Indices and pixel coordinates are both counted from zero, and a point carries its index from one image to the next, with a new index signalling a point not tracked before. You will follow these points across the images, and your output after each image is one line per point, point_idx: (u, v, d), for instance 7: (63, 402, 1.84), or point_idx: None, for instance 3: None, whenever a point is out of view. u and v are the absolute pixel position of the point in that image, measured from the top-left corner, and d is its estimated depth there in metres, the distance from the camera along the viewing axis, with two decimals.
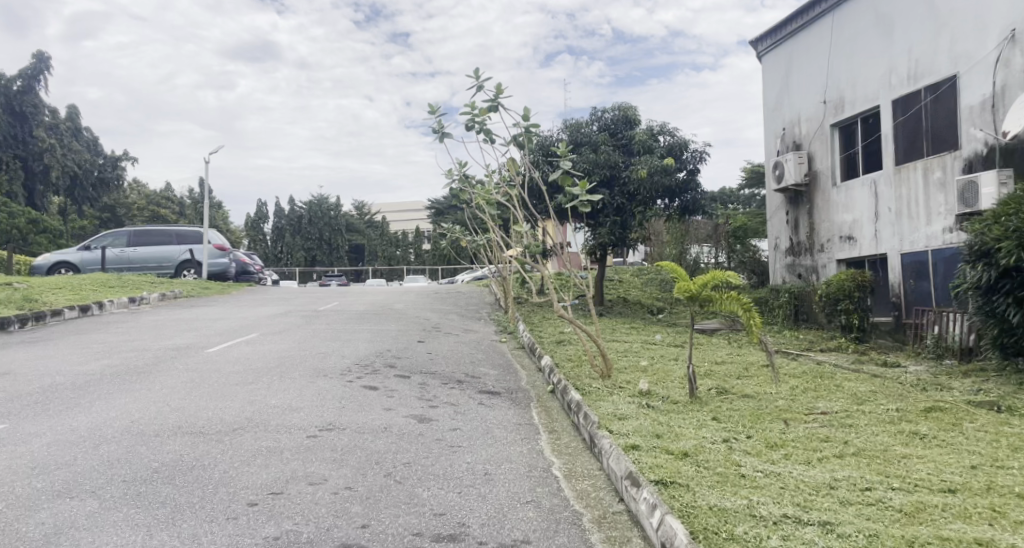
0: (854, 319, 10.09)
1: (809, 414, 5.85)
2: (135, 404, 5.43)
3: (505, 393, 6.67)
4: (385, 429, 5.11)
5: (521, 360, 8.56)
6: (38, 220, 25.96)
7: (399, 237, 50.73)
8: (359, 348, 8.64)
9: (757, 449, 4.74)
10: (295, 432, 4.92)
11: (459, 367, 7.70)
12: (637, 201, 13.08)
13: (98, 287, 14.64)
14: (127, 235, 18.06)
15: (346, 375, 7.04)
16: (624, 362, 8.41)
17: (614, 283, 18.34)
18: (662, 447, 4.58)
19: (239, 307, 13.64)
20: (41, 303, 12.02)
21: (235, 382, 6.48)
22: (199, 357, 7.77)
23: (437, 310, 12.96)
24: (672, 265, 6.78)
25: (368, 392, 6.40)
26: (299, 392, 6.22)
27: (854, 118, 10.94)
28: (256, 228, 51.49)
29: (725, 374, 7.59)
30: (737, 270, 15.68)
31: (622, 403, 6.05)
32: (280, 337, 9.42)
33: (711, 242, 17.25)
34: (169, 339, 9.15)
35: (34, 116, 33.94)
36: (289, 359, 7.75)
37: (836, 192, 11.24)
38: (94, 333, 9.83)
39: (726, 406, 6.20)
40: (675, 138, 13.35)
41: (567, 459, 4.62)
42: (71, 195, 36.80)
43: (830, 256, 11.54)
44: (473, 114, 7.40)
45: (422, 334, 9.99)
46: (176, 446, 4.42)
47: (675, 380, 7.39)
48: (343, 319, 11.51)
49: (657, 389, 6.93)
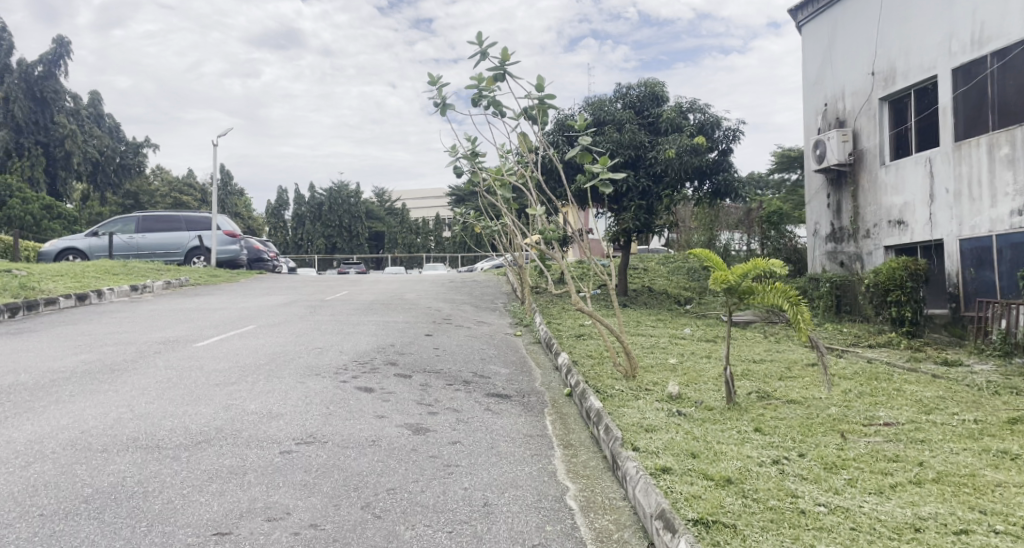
0: (906, 311, 9.15)
1: (870, 425, 5.01)
2: (92, 411, 4.78)
3: (517, 396, 5.92)
4: (373, 443, 4.40)
5: (536, 357, 7.81)
6: (53, 206, 25.86)
7: (419, 225, 50.19)
8: (360, 342, 7.95)
9: (814, 471, 3.93)
10: (267, 446, 4.22)
11: (467, 365, 6.98)
12: (664, 183, 12.21)
13: (103, 274, 14.19)
14: (136, 221, 17.61)
15: (340, 375, 6.34)
16: (650, 359, 7.63)
17: (638, 272, 17.46)
18: (699, 472, 3.78)
19: (245, 296, 13.08)
20: (38, 292, 11.54)
21: (215, 383, 5.81)
22: (185, 352, 7.15)
23: (449, 300, 12.25)
24: (706, 252, 5.95)
25: (362, 395, 5.69)
26: (284, 395, 5.53)
27: (906, 90, 9.95)
28: (276, 215, 51.28)
29: (764, 375, 6.76)
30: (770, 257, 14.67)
31: (649, 410, 5.28)
32: (278, 330, 8.77)
33: (741, 228, 16.23)
34: (159, 331, 8.57)
35: (56, 101, 33.83)
36: (281, 356, 7.09)
37: (885, 172, 10.26)
38: (86, 323, 9.31)
39: (771, 415, 5.37)
40: (707, 115, 12.39)
41: (584, 484, 3.86)
42: (94, 182, 36.80)
43: (877, 242, 10.58)
44: (480, 87, 6.65)
45: (431, 327, 9.29)
46: (121, 466, 3.74)
47: (709, 382, 6.60)
48: (349, 310, 10.87)
49: (690, 393, 6.15)
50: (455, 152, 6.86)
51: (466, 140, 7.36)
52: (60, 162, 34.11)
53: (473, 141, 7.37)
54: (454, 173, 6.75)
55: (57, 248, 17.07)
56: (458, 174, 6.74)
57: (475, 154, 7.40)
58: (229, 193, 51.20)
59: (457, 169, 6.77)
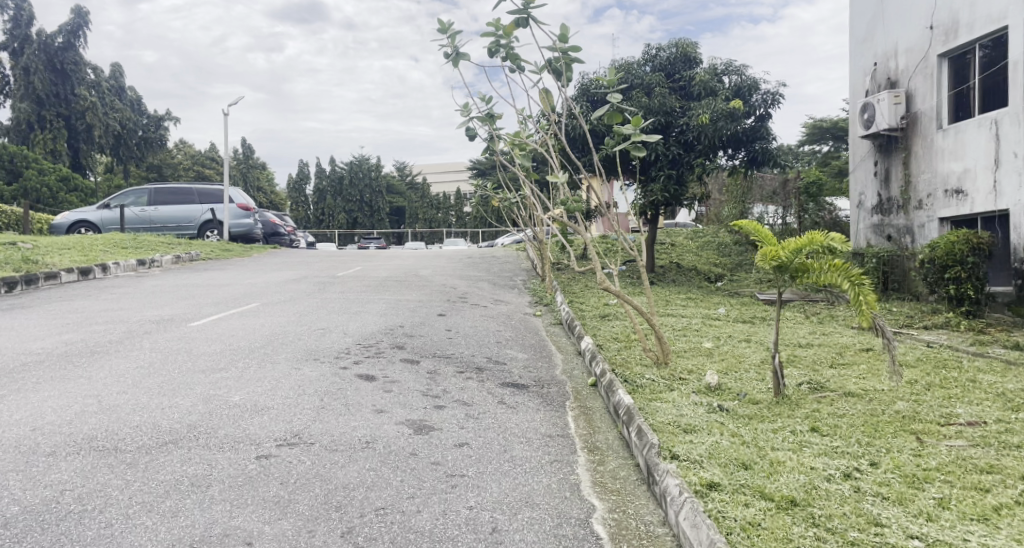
0: (967, 289, 8.29)
1: (948, 425, 4.27)
2: (52, 404, 4.21)
3: (535, 386, 5.28)
4: (367, 445, 3.79)
5: (556, 339, 7.15)
6: (69, 178, 25.64)
7: (439, 200, 49.56)
8: (367, 323, 7.36)
9: (897, 488, 3.22)
10: (242, 449, 3.62)
11: (481, 349, 6.35)
12: (696, 152, 11.36)
13: (111, 247, 13.80)
14: (148, 193, 17.20)
15: (340, 361, 5.75)
16: (683, 343, 6.95)
17: (665, 248, 16.64)
18: (754, 490, 3.10)
19: (255, 271, 12.57)
20: (40, 266, 11.11)
21: (201, 369, 5.24)
22: (176, 333, 6.60)
23: (466, 277, 11.62)
24: (754, 225, 5.20)
25: (361, 385, 5.08)
26: (274, 384, 4.95)
27: (970, 45, 8.96)
28: (297, 190, 50.96)
29: (813, 362, 6.04)
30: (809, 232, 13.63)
31: (687, 407, 4.61)
32: (281, 309, 8.22)
33: (777, 200, 14.70)
34: (156, 309, 8.06)
35: (76, 73, 33.52)
36: (280, 338, 6.51)
37: (942, 137, 9.34)
38: (83, 300, 8.84)
39: (828, 411, 4.66)
40: (743, 77, 11.45)
41: (616, 502, 3.21)
42: (117, 156, 36.67)
43: (931, 214, 9.69)
44: (497, 36, 5.91)
45: (445, 306, 8.67)
46: (63, 475, 3.16)
47: (751, 371, 5.91)
48: (361, 286, 10.30)
49: (731, 384, 5.48)
50: (468, 112, 6.13)
51: (481, 99, 6.61)
52: (81, 135, 33.94)
53: (488, 100, 6.62)
54: (466, 135, 6.02)
55: (69, 220, 16.76)
56: (471, 136, 6.02)
57: (491, 116, 6.66)
58: (250, 167, 50.93)
59: (469, 132, 6.04)
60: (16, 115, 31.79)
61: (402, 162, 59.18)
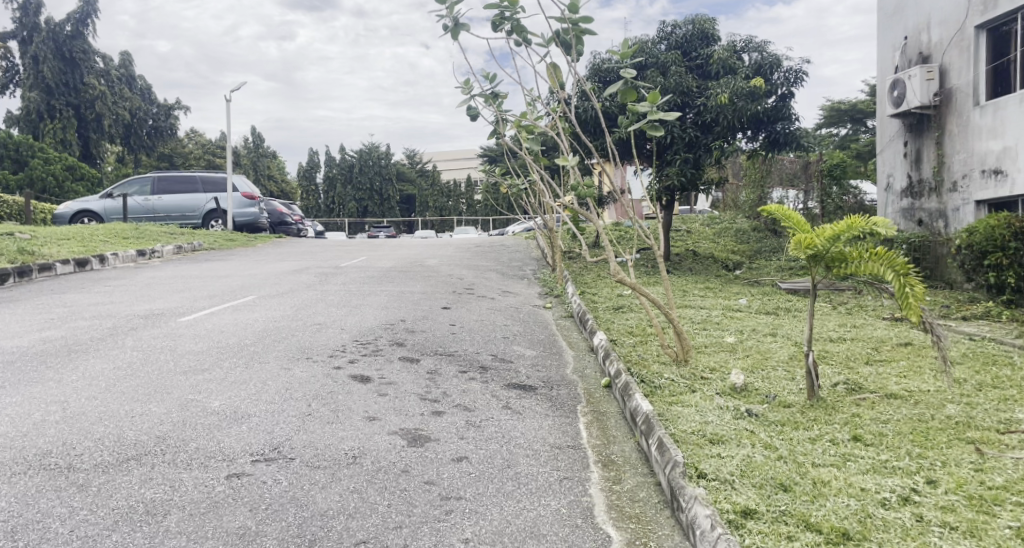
0: (1008, 276, 7.73)
1: (1009, 433, 3.79)
2: (11, 412, 3.81)
3: (544, 388, 4.85)
4: (354, 460, 3.37)
5: (567, 334, 6.70)
6: (75, 167, 25.42)
7: (450, 187, 49.11)
8: (366, 318, 6.95)
9: (966, 514, 2.74)
10: (213, 466, 3.21)
11: (486, 346, 5.93)
12: (714, 134, 10.83)
13: (112, 238, 13.46)
14: (151, 182, 16.84)
15: (334, 360, 5.35)
16: (703, 337, 6.49)
17: (681, 236, 16.10)
18: (797, 519, 2.66)
19: (257, 261, 12.20)
20: (36, 257, 10.77)
21: (183, 370, 4.84)
22: (163, 329, 6.21)
23: (473, 267, 11.20)
24: (785, 210, 4.72)
25: (355, 388, 4.67)
26: (259, 387, 4.54)
27: (1010, 15, 8.36)
28: (307, 178, 50.70)
29: (847, 359, 5.57)
30: (831, 217, 13.07)
31: (711, 414, 4.17)
32: (278, 302, 7.82)
33: (799, 184, 14.13)
34: (147, 302, 7.68)
35: (85, 62, 33.23)
36: (272, 334, 6.11)
37: (979, 114, 8.75)
38: (75, 292, 8.48)
39: (869, 416, 4.19)
40: (764, 54, 10.89)
41: (634, 532, 2.78)
42: (127, 145, 36.44)
43: (967, 197, 9.12)
44: (501, 6, 5.43)
45: (451, 298, 8.26)
46: (1, 502, 2.75)
47: (779, 369, 5.45)
48: (364, 277, 9.89)
49: (758, 384, 5.03)
50: (469, 90, 5.65)
51: (485, 77, 6.14)
52: (91, 124, 33.71)
53: (493, 78, 6.14)
54: (468, 114, 5.55)
55: (71, 210, 16.43)
56: (473, 116, 5.55)
57: (495, 95, 6.18)
58: (260, 156, 50.68)
59: (471, 111, 5.56)
60: (26, 105, 31.63)
61: (412, 149, 58.77)
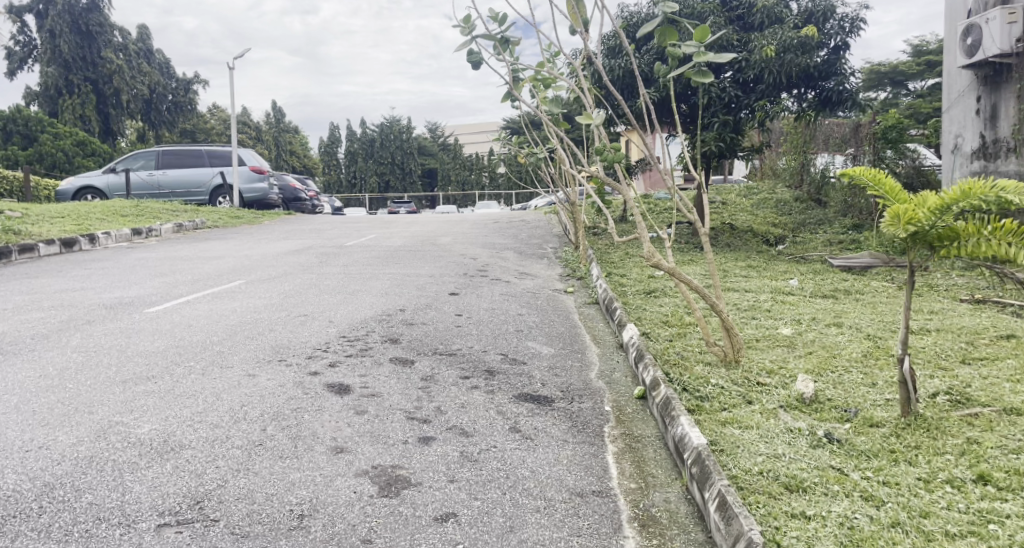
0: None
1: None
2: None
3: (562, 401, 3.91)
4: (298, 524, 2.46)
5: (591, 326, 5.73)
6: (86, 142, 24.88)
7: (472, 160, 48.02)
8: (361, 307, 6.05)
9: None
10: (99, 535, 2.32)
11: (495, 345, 4.99)
12: (758, 93, 9.66)
13: (110, 216, 12.77)
14: (155, 157, 16.20)
15: (312, 364, 4.45)
16: (753, 329, 5.48)
17: (716, 208, 14.93)
18: None
19: (259, 241, 11.36)
20: (22, 236, 10.05)
21: (123, 378, 3.98)
22: (122, 322, 5.35)
23: (489, 245, 10.25)
24: (873, 174, 3.69)
25: (328, 402, 3.76)
26: (209, 403, 3.65)
27: None
28: (329, 153, 49.96)
29: (937, 357, 4.52)
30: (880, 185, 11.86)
31: (780, 443, 3.20)
32: (266, 288, 6.93)
33: (847, 148, 12.90)
34: (121, 289, 6.85)
35: (101, 35, 32.31)
36: (247, 330, 5.23)
37: None
38: (49, 277, 7.72)
39: (993, 443, 3.18)
40: (816, 1, 9.64)
41: None
42: (149, 120, 35.94)
43: None
44: None
45: (460, 281, 7.32)
46: None
47: (854, 371, 4.42)
48: (368, 258, 8.99)
49: (832, 393, 4.02)
50: (471, 31, 4.64)
51: (493, 19, 5.10)
52: (110, 99, 33.05)
53: (502, 20, 5.10)
54: (469, 61, 4.54)
55: (74, 187, 15.89)
56: (475, 63, 4.53)
57: (505, 41, 5.15)
58: (281, 131, 49.96)
59: (472, 57, 4.55)
60: (45, 80, 31.11)
61: (434, 122, 57.72)
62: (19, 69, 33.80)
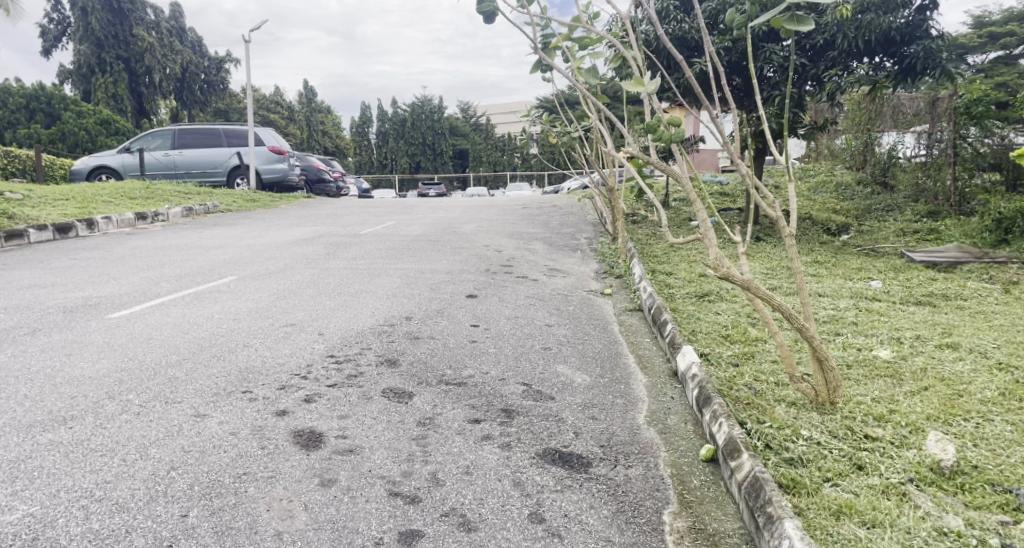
0: None
1: None
2: None
3: (604, 464, 2.87)
4: None
5: (635, 343, 4.66)
6: (110, 121, 24.39)
7: (504, 141, 46.84)
8: (359, 315, 5.07)
9: None
10: None
11: (517, 370, 3.96)
12: (828, 61, 8.41)
13: (117, 198, 12.03)
14: (171, 135, 15.37)
15: (282, 398, 3.49)
16: (839, 350, 4.36)
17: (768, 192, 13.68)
18: None
19: (269, 227, 10.48)
20: (13, 221, 9.30)
21: (32, 421, 3.06)
22: (69, 333, 4.44)
23: (517, 234, 9.21)
24: None
25: (287, 462, 2.80)
26: (126, 465, 2.71)
27: None
28: (360, 133, 49.27)
29: None
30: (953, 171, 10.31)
31: None
32: (258, 287, 6.01)
33: (919, 124, 11.52)
34: (93, 286, 5.98)
35: (133, 12, 31.82)
36: (216, 345, 4.29)
37: None
38: (26, 268, 6.91)
39: None
40: None
41: None
42: (181, 100, 35.56)
43: None
44: None
45: (481, 279, 6.32)
46: None
47: (998, 420, 3.27)
48: (380, 249, 8.02)
49: (977, 457, 2.90)
50: None
51: None
52: (143, 78, 32.64)
53: None
54: (479, 13, 3.45)
55: (88, 166, 15.22)
56: (487, 16, 3.44)
57: None
58: (313, 110, 49.38)
59: (483, 7, 3.45)
60: (77, 59, 30.77)
61: (466, 102, 56.57)
62: (53, 47, 33.54)
